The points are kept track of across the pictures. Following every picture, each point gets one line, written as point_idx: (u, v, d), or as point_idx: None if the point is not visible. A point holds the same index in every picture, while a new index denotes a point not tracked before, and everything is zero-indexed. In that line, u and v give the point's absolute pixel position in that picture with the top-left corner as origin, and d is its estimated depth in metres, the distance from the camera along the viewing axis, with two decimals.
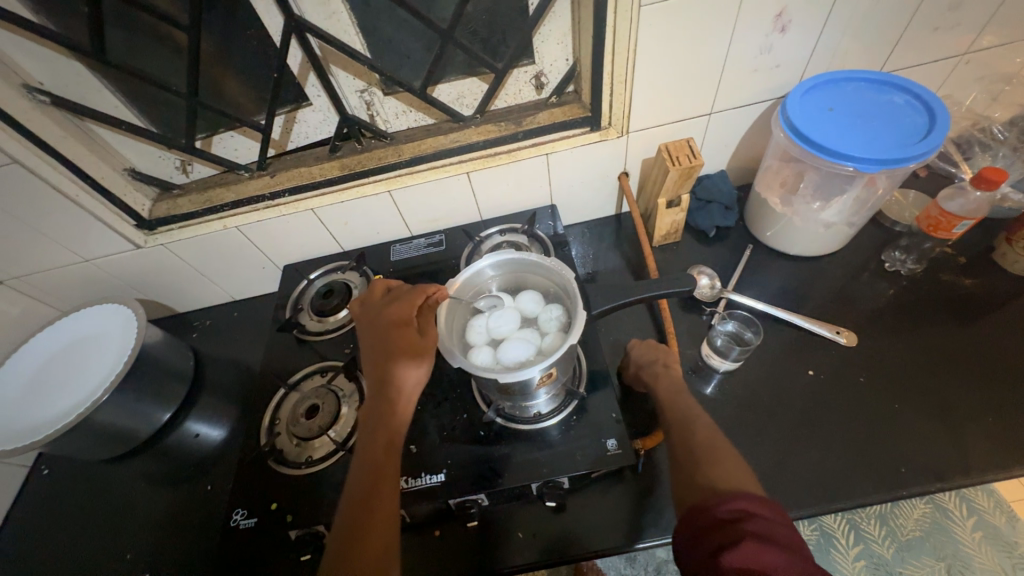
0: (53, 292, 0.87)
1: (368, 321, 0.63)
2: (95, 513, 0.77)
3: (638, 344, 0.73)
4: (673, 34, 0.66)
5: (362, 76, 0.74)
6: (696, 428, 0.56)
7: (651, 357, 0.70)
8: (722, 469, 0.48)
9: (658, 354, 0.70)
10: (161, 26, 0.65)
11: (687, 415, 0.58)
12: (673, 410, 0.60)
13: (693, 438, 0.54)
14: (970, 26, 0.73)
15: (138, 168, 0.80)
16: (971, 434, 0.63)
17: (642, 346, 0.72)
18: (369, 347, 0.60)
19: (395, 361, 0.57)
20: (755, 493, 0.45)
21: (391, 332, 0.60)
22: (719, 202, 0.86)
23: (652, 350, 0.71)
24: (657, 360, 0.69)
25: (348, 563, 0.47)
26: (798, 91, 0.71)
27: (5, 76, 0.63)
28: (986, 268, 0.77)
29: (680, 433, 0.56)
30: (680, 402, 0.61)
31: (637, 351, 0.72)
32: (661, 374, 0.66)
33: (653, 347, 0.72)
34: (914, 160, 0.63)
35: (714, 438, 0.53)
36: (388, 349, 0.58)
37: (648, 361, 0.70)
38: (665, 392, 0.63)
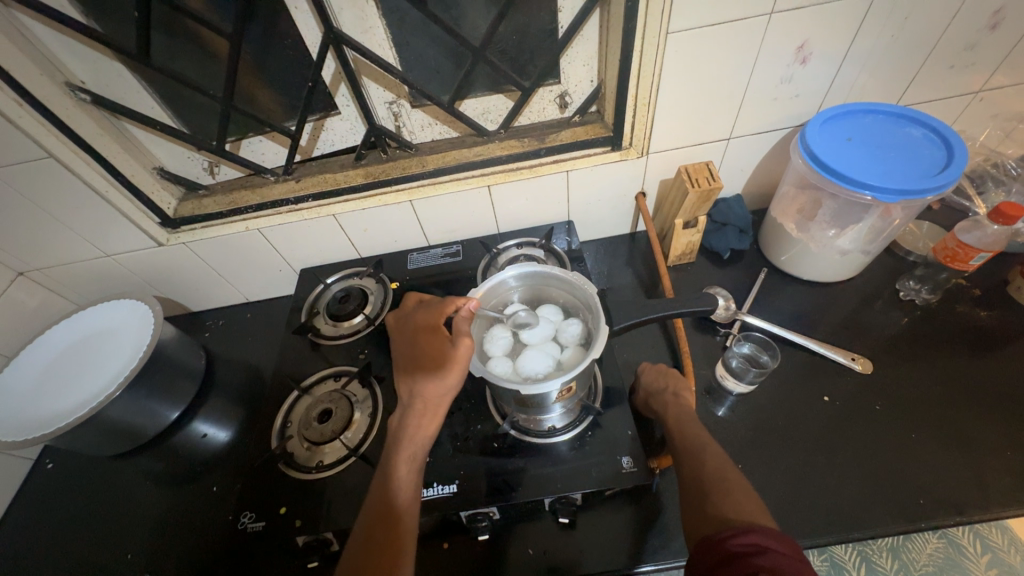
0: (70, 285, 0.88)
1: (402, 333, 0.67)
2: (98, 510, 0.76)
3: (649, 368, 0.74)
4: (698, 60, 0.68)
5: (392, 88, 0.76)
6: (708, 459, 0.55)
7: (660, 384, 0.70)
8: (739, 497, 0.48)
9: (667, 382, 0.70)
10: (202, 34, 0.67)
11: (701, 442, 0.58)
12: (684, 437, 0.60)
13: (708, 466, 0.54)
14: (985, 66, 0.75)
15: (167, 168, 0.81)
16: (991, 468, 0.62)
17: (652, 373, 0.72)
18: (402, 355, 0.64)
19: (422, 367, 0.60)
20: (768, 526, 0.44)
21: (421, 342, 0.63)
22: (734, 225, 0.88)
23: (663, 376, 0.71)
24: (669, 387, 0.69)
25: (363, 561, 0.49)
26: (818, 120, 0.73)
27: (50, 74, 0.65)
28: (1002, 301, 0.78)
29: (693, 462, 0.56)
30: (693, 430, 0.61)
31: (648, 378, 0.72)
32: (671, 398, 0.67)
33: (664, 373, 0.71)
34: (931, 192, 0.63)
35: (729, 468, 0.53)
36: (418, 359, 0.62)
37: (659, 387, 0.69)
38: (675, 416, 0.64)
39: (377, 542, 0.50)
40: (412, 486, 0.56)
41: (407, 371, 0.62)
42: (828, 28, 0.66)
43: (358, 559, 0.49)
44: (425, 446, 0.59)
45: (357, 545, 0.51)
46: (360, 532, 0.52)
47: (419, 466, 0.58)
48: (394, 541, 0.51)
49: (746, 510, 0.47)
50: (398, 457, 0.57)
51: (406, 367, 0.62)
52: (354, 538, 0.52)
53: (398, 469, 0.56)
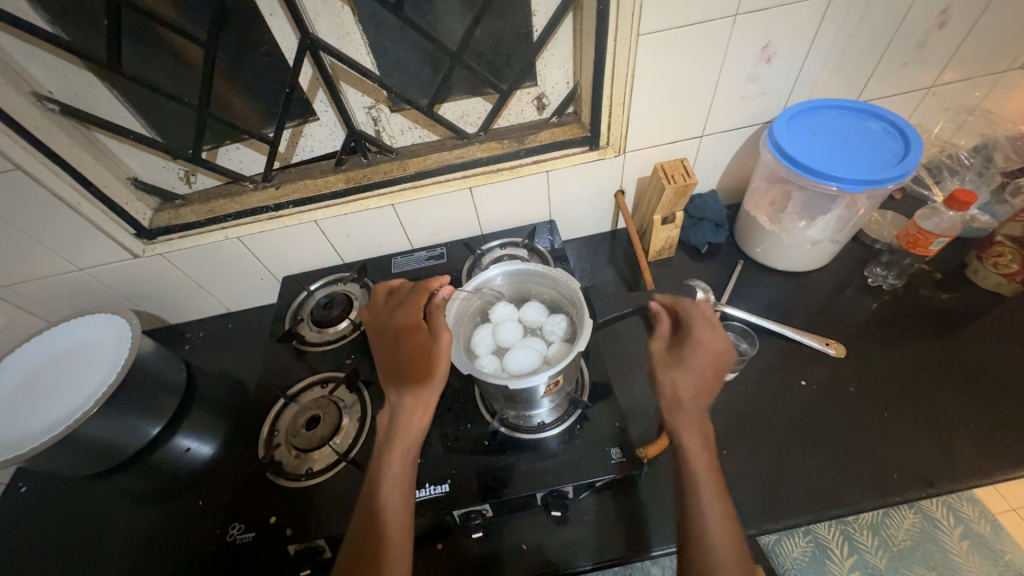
0: (40, 301, 0.85)
1: (381, 332, 0.67)
2: (77, 532, 0.73)
3: (714, 339, 0.59)
4: (669, 61, 0.70)
5: (371, 93, 0.76)
6: (712, 514, 0.50)
7: (698, 374, 0.57)
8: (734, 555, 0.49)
9: (707, 376, 0.57)
10: (175, 41, 0.66)
11: (712, 487, 0.52)
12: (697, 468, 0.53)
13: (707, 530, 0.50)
14: (935, 63, 0.80)
15: (142, 178, 0.80)
16: (958, 441, 0.66)
17: (705, 349, 0.58)
18: (384, 355, 0.64)
19: (410, 364, 0.61)
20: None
21: (404, 340, 0.63)
22: (710, 219, 0.90)
23: (710, 363, 0.57)
24: (703, 380, 0.57)
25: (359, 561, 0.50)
26: (784, 116, 0.76)
27: (16, 83, 0.63)
28: (961, 284, 0.82)
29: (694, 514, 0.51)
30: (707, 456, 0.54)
31: (692, 350, 0.58)
32: (691, 398, 0.56)
33: (714, 359, 0.58)
34: (891, 181, 0.67)
35: (730, 538, 0.49)
36: (402, 357, 0.62)
37: (693, 376, 0.57)
38: (686, 428, 0.55)
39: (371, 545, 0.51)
40: (404, 484, 0.56)
41: (393, 371, 0.62)
42: (789, 29, 0.69)
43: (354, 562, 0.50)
44: (417, 442, 0.58)
45: (353, 546, 0.52)
46: (354, 533, 0.52)
47: (412, 463, 0.58)
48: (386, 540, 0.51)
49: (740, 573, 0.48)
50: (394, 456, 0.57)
51: (389, 367, 0.63)
52: (349, 539, 0.53)
53: (389, 468, 0.56)
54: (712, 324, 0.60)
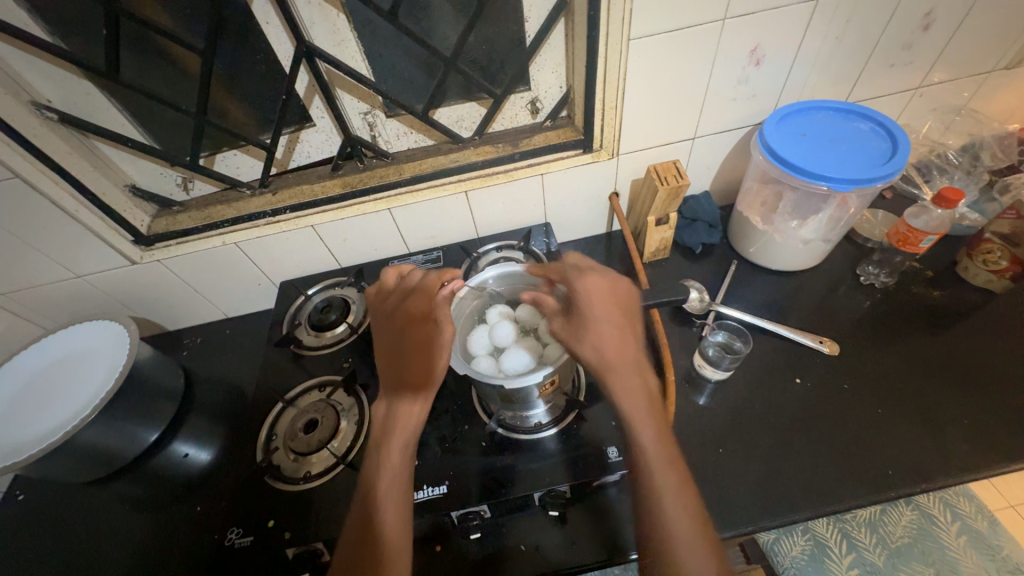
0: (38, 309, 0.85)
1: (388, 321, 0.67)
2: (74, 540, 0.73)
3: (591, 284, 0.62)
4: (659, 65, 0.72)
5: (366, 99, 0.77)
6: (665, 488, 0.51)
7: (603, 321, 0.59)
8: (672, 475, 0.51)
9: (611, 316, 0.60)
10: (172, 49, 0.67)
11: (661, 458, 0.52)
12: (644, 440, 0.53)
13: (664, 505, 0.50)
14: (922, 64, 0.81)
15: (139, 185, 0.80)
16: (952, 437, 0.66)
17: (598, 292, 0.61)
18: (387, 340, 0.65)
19: (413, 354, 0.62)
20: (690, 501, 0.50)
21: (409, 329, 0.64)
22: (703, 220, 0.91)
23: (606, 304, 0.60)
24: (611, 323, 0.59)
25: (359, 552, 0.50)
26: (774, 118, 0.77)
27: (15, 93, 0.64)
28: (952, 281, 0.83)
29: (648, 493, 0.51)
30: (652, 422, 0.54)
31: (586, 304, 0.60)
32: (608, 342, 0.58)
33: (607, 297, 0.61)
34: (880, 180, 0.68)
35: (686, 508, 0.50)
36: (406, 345, 0.63)
37: (599, 325, 0.59)
38: (623, 391, 0.55)
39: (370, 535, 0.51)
40: (403, 476, 0.56)
41: (399, 364, 0.63)
42: (777, 32, 0.71)
43: (353, 553, 0.50)
44: (415, 432, 0.59)
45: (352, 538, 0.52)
46: (354, 524, 0.53)
47: (411, 454, 0.58)
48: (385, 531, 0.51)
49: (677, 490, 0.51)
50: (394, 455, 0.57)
51: (392, 354, 0.64)
52: (348, 530, 0.53)
53: (389, 458, 0.57)
54: (585, 272, 0.63)
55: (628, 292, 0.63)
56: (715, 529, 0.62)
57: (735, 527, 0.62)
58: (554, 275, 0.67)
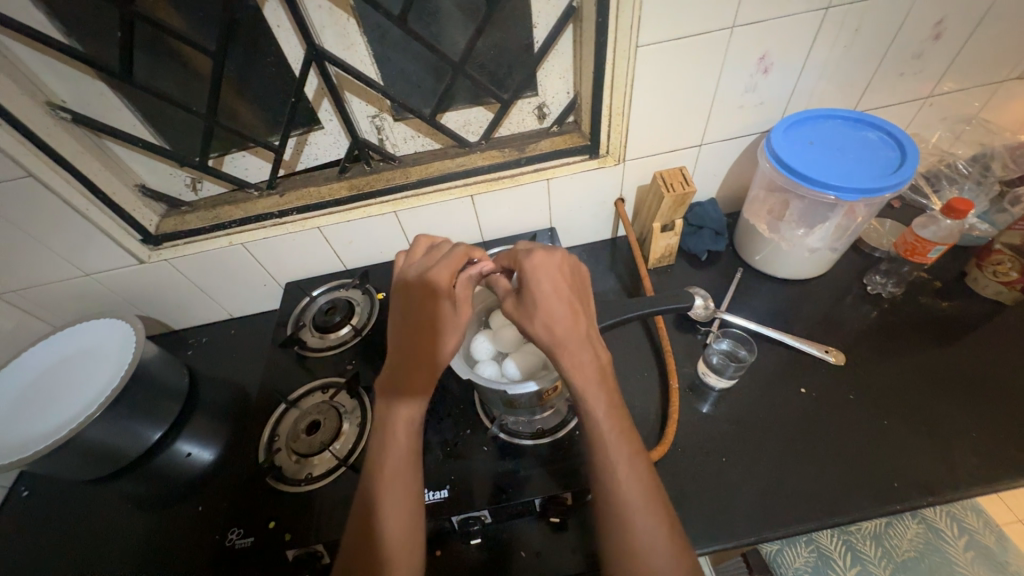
0: (47, 306, 0.86)
1: (407, 289, 0.60)
2: (76, 538, 0.73)
3: (539, 262, 0.56)
4: (667, 71, 0.72)
5: (374, 102, 0.77)
6: (616, 460, 0.50)
7: (551, 297, 0.55)
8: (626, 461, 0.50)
9: (559, 292, 0.55)
10: (184, 52, 0.68)
11: (617, 442, 0.51)
12: (596, 414, 0.52)
13: (616, 477, 0.50)
14: (931, 73, 0.81)
15: (149, 185, 0.81)
16: (960, 450, 0.65)
17: (546, 270, 0.56)
18: (403, 311, 0.59)
19: (425, 331, 0.58)
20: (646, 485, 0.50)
21: (425, 304, 0.58)
22: (709, 227, 0.91)
23: (554, 278, 0.56)
24: (564, 299, 0.55)
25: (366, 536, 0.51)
26: (781, 126, 0.77)
27: (29, 93, 0.65)
28: (961, 292, 0.82)
29: (600, 466, 0.51)
30: (607, 407, 0.52)
31: (534, 282, 0.55)
32: (561, 324, 0.54)
33: (556, 271, 0.56)
34: (888, 190, 0.67)
35: (638, 479, 0.50)
36: (420, 322, 0.58)
37: (546, 302, 0.55)
38: (574, 367, 0.52)
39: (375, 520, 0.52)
40: (406, 459, 0.56)
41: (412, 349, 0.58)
42: (786, 41, 0.71)
43: (360, 538, 0.51)
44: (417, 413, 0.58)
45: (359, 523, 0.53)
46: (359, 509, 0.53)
47: (415, 435, 0.58)
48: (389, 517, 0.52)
49: (632, 477, 0.50)
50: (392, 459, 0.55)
51: (405, 326, 0.59)
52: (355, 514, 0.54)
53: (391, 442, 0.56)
54: (531, 249, 0.58)
55: (577, 268, 0.59)
56: (717, 539, 0.61)
57: (738, 538, 0.61)
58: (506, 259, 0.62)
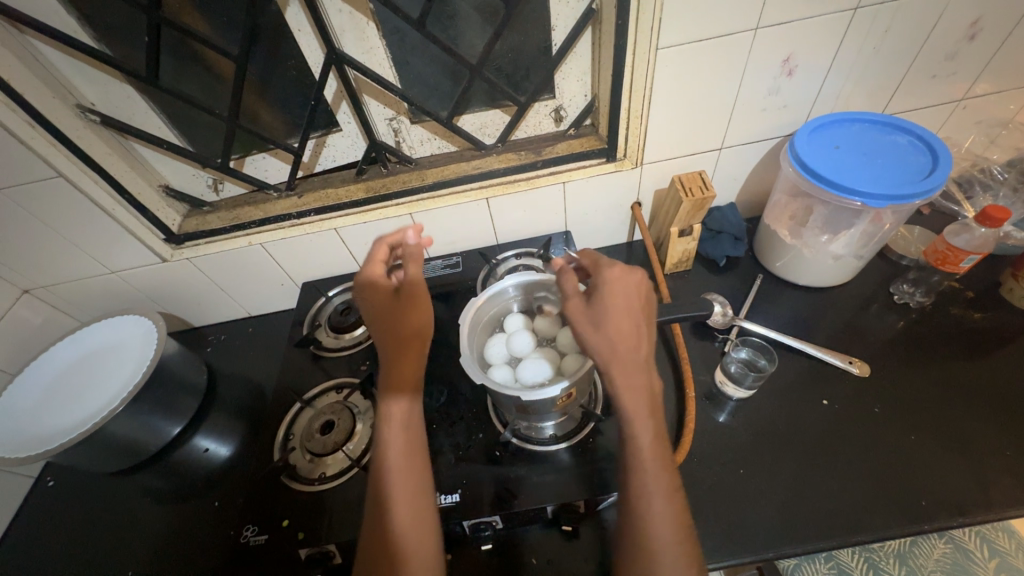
0: (74, 302, 0.89)
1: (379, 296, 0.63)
2: (98, 529, 0.75)
3: (616, 279, 0.56)
4: (687, 74, 0.70)
5: (392, 105, 0.78)
6: (652, 492, 0.49)
7: (622, 312, 0.53)
8: (660, 486, 0.49)
9: (630, 311, 0.53)
10: (208, 55, 0.69)
11: (656, 466, 0.50)
12: (642, 444, 0.50)
13: (648, 503, 0.49)
14: (966, 75, 0.77)
15: (172, 185, 0.83)
16: (994, 470, 0.63)
17: (616, 289, 0.55)
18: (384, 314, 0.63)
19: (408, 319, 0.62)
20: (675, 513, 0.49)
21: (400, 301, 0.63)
22: (729, 232, 0.89)
23: (629, 297, 0.54)
24: (633, 319, 0.53)
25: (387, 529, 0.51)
26: (805, 130, 0.75)
27: (61, 96, 0.67)
28: (994, 303, 0.79)
29: (635, 493, 0.49)
30: (652, 428, 0.50)
31: (608, 294, 0.54)
32: (624, 342, 0.51)
33: (632, 292, 0.55)
34: (918, 197, 0.65)
35: (671, 512, 0.49)
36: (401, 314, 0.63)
37: (616, 316, 0.53)
38: (627, 390, 0.50)
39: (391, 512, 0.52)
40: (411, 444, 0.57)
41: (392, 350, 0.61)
42: (812, 42, 0.69)
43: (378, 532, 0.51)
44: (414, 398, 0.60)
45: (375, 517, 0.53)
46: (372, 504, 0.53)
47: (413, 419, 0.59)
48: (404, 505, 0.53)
49: (664, 504, 0.49)
50: (395, 460, 0.55)
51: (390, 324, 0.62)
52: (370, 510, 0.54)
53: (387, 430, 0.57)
54: (612, 264, 0.58)
55: (651, 295, 0.57)
56: (734, 554, 0.59)
57: (754, 553, 0.59)
58: (586, 262, 0.62)
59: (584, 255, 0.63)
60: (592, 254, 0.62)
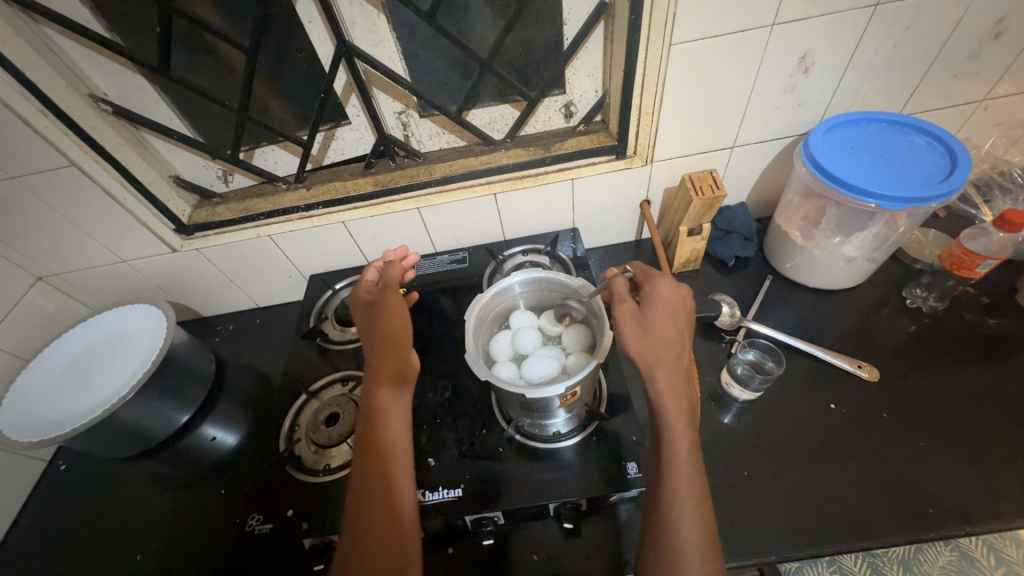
0: (87, 290, 0.90)
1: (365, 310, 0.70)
2: (108, 513, 0.77)
3: (664, 291, 0.58)
4: (700, 71, 0.69)
5: (401, 98, 0.77)
6: (684, 499, 0.49)
7: (668, 322, 0.55)
8: (691, 493, 0.49)
9: (675, 323, 0.56)
10: (220, 47, 0.70)
11: (689, 470, 0.50)
12: (678, 449, 0.51)
13: (677, 506, 0.49)
14: (988, 75, 0.75)
15: (183, 176, 0.84)
16: (1003, 479, 0.62)
17: (662, 299, 0.57)
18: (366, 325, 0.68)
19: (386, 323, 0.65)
20: (705, 523, 0.48)
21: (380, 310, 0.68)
22: (738, 233, 0.88)
23: (675, 309, 0.57)
24: (678, 328, 0.55)
25: (363, 525, 0.51)
26: (821, 129, 0.74)
27: (75, 86, 0.67)
28: (1009, 309, 0.77)
29: (668, 499, 0.49)
30: (689, 434, 0.51)
31: (654, 304, 0.57)
32: (669, 351, 0.54)
33: (678, 305, 0.57)
34: (935, 200, 0.64)
35: (701, 520, 0.48)
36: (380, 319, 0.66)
37: (662, 324, 0.55)
38: (668, 396, 0.51)
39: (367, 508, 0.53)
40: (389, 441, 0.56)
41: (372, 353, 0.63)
42: (829, 40, 0.67)
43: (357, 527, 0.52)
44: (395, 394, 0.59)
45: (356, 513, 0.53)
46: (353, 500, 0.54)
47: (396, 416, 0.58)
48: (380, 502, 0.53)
49: (694, 511, 0.48)
50: (375, 457, 0.55)
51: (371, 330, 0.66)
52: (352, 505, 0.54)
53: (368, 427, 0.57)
54: (661, 276, 0.60)
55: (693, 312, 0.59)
56: (736, 557, 0.59)
57: (757, 555, 0.59)
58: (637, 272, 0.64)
59: (635, 267, 0.65)
60: (642, 267, 0.64)
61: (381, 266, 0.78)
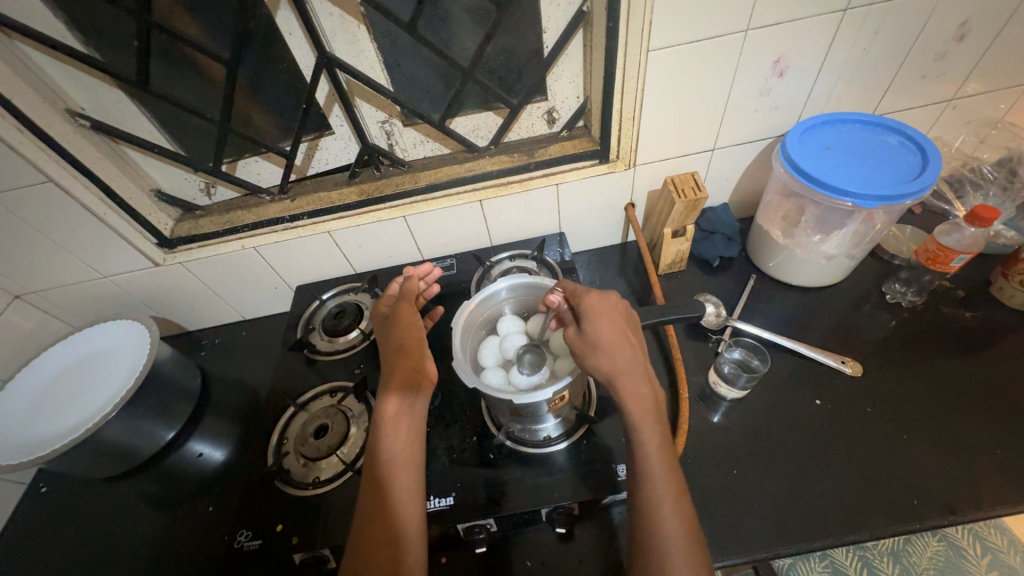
0: (67, 307, 0.88)
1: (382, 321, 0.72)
2: (91, 535, 0.75)
3: (596, 302, 0.58)
4: (678, 76, 0.71)
5: (384, 108, 0.78)
6: (661, 496, 0.49)
7: (613, 331, 0.56)
8: (668, 488, 0.50)
9: (620, 329, 0.57)
10: (199, 59, 0.69)
11: (663, 465, 0.51)
12: (650, 445, 0.52)
13: (656, 502, 0.49)
14: (955, 75, 0.78)
15: (165, 190, 0.83)
16: (984, 467, 0.63)
17: (597, 313, 0.57)
18: (382, 334, 0.70)
19: (403, 332, 0.67)
20: (686, 516, 0.48)
21: (395, 320, 0.69)
22: (721, 233, 0.89)
23: (611, 315, 0.58)
24: (621, 334, 0.56)
25: (371, 533, 0.51)
26: (797, 131, 0.75)
27: (51, 101, 0.67)
28: (984, 302, 0.80)
29: (646, 498, 0.50)
30: (658, 430, 0.53)
31: (594, 318, 0.57)
32: (626, 356, 0.55)
33: (612, 310, 0.58)
34: (909, 197, 0.65)
35: (679, 515, 0.48)
36: (396, 328, 0.68)
37: (607, 335, 0.56)
38: (633, 398, 0.53)
39: (376, 516, 0.52)
40: (404, 449, 0.57)
41: (387, 362, 0.65)
42: (801, 44, 0.69)
43: (364, 535, 0.51)
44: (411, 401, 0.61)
45: (363, 521, 0.52)
46: (362, 507, 0.53)
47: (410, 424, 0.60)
48: (389, 510, 0.52)
49: (672, 505, 0.49)
50: (389, 463, 0.56)
51: (387, 338, 0.68)
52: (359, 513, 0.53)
53: (383, 434, 0.58)
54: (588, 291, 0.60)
55: (628, 313, 0.60)
56: (727, 555, 0.60)
57: (748, 553, 0.59)
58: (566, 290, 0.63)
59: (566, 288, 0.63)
60: (569, 285, 0.63)
61: (401, 281, 0.78)
